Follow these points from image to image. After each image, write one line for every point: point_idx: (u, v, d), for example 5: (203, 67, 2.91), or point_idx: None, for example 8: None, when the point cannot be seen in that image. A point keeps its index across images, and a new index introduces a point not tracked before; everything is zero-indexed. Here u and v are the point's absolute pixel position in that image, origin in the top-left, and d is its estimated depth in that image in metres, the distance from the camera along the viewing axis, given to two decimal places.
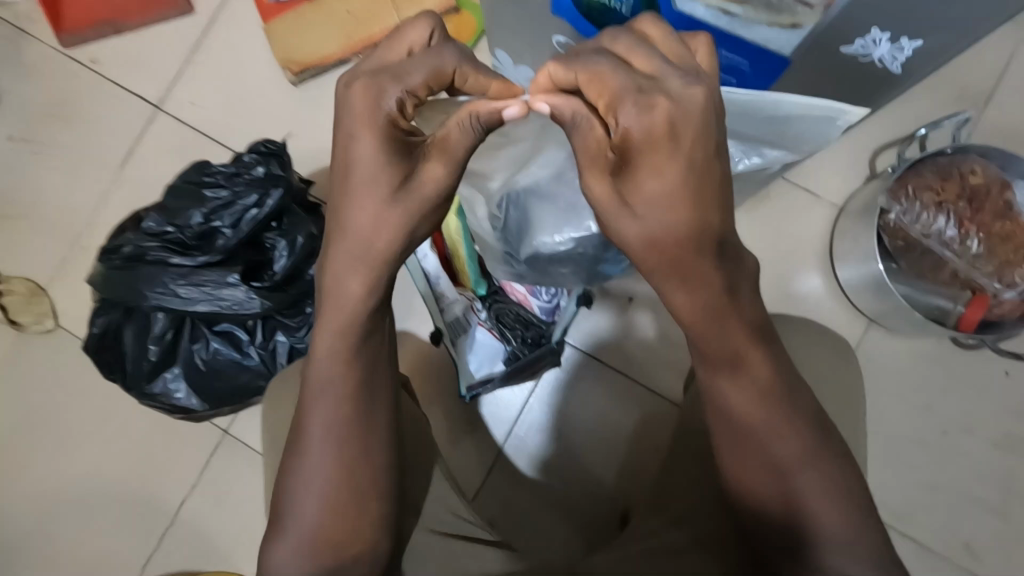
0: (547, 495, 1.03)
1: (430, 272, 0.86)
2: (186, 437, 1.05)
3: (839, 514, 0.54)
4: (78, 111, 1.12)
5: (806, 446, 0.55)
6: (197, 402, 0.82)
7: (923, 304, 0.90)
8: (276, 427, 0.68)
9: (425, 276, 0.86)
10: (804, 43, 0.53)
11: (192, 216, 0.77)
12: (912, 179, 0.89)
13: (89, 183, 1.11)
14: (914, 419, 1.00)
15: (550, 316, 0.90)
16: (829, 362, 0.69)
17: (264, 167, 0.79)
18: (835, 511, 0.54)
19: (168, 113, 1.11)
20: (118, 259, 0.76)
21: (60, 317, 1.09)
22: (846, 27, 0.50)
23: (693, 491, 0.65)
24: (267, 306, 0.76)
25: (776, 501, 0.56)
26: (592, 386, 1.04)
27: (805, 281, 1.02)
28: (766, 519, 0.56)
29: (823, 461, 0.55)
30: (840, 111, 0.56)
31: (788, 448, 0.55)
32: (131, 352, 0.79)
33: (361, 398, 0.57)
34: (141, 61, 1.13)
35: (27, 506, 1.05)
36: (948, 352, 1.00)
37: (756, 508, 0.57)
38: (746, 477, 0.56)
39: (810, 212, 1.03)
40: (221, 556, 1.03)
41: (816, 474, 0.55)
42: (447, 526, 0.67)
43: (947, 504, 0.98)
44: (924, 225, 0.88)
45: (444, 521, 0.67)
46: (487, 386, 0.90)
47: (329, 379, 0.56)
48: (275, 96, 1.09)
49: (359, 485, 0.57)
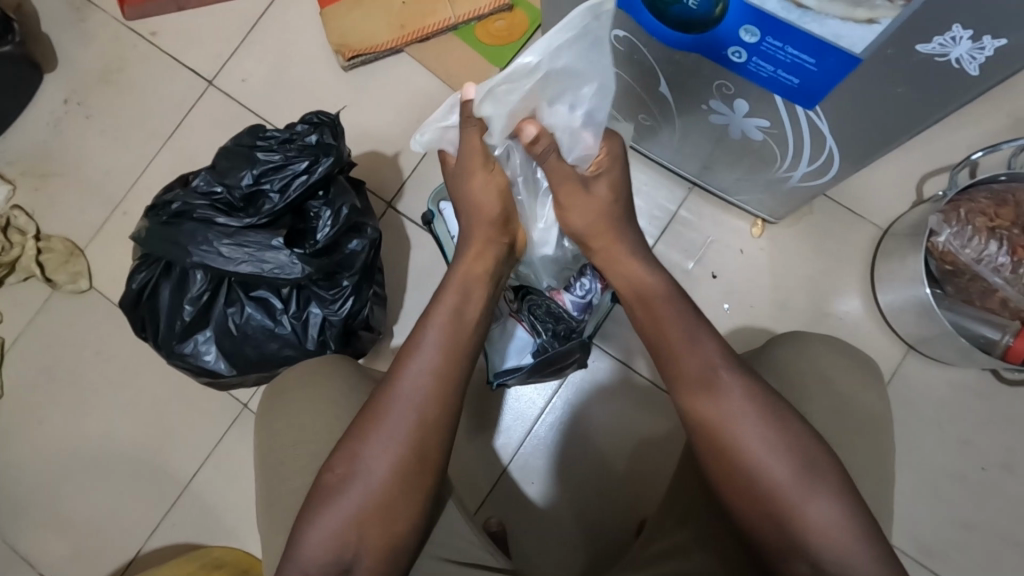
0: (563, 505, 1.00)
1: None
2: (203, 408, 1.05)
3: (846, 531, 0.54)
4: (132, 79, 1.15)
5: (798, 467, 0.56)
6: (225, 366, 0.81)
7: (967, 332, 0.87)
8: (300, 418, 0.67)
9: None
10: (876, 43, 0.52)
11: (242, 176, 0.77)
12: (965, 204, 0.87)
13: (135, 150, 1.13)
14: (948, 453, 0.96)
15: (582, 312, 0.89)
16: (868, 406, 0.66)
17: (317, 136, 0.79)
18: (840, 525, 0.54)
19: (219, 89, 1.13)
20: (165, 215, 0.77)
21: (94, 278, 1.10)
22: (926, 22, 0.49)
23: (707, 514, 0.65)
24: (306, 272, 0.75)
25: (774, 534, 0.56)
26: (619, 398, 1.02)
27: (844, 302, 1.01)
28: (766, 542, 0.56)
29: (829, 489, 0.55)
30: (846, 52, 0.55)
31: (786, 485, 0.56)
32: (166, 309, 0.79)
33: (442, 416, 0.61)
34: (199, 37, 1.15)
35: (40, 461, 1.05)
36: (990, 385, 0.97)
37: (757, 538, 0.57)
38: (744, 501, 0.57)
39: (853, 231, 1.01)
40: (227, 530, 1.02)
41: (826, 502, 0.55)
42: (448, 551, 0.66)
43: (982, 545, 0.94)
44: (975, 251, 0.86)
45: (447, 548, 0.66)
46: (515, 376, 0.89)
47: (416, 392, 0.61)
48: (328, 80, 1.12)
49: (405, 486, 0.58)
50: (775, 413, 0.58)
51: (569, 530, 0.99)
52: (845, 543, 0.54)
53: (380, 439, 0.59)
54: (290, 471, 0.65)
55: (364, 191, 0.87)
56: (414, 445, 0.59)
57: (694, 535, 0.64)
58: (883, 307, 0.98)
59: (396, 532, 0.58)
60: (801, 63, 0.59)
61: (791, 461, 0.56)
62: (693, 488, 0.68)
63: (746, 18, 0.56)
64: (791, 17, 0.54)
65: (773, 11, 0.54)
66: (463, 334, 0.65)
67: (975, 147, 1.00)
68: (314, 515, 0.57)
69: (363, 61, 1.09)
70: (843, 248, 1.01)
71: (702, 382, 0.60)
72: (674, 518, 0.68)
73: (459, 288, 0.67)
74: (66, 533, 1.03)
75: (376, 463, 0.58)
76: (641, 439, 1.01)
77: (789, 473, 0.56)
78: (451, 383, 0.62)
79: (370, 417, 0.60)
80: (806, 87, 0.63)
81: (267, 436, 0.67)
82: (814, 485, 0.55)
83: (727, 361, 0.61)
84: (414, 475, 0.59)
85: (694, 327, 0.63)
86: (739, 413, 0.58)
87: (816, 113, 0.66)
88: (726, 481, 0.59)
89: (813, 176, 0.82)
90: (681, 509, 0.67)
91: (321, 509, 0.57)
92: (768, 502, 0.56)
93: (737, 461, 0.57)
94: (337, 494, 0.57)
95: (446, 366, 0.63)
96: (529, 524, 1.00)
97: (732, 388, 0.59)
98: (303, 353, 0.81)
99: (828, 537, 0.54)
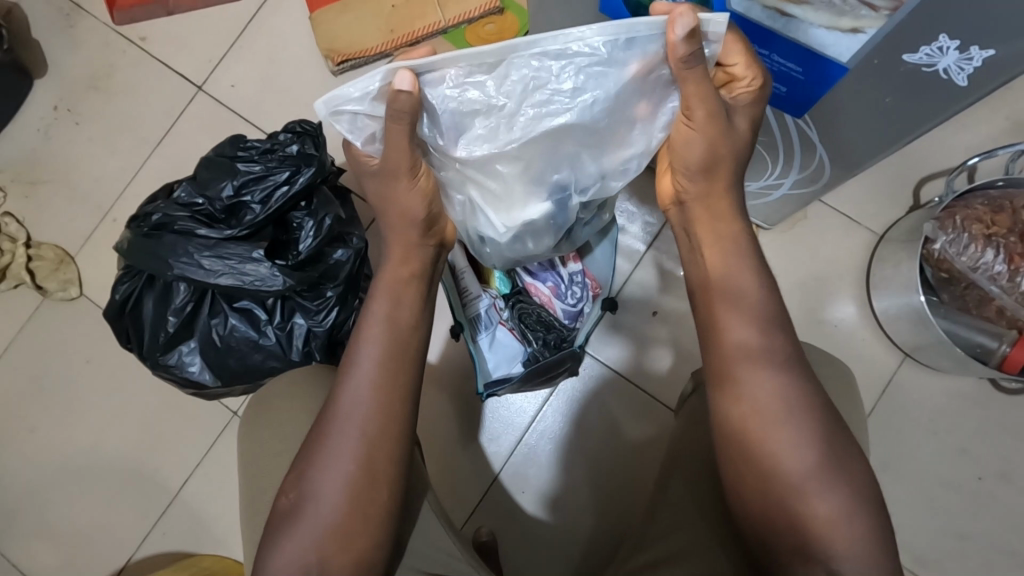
0: (554, 511, 0.99)
1: (457, 265, 0.86)
2: (193, 416, 1.05)
3: (854, 532, 0.52)
4: (122, 85, 1.15)
5: (813, 464, 0.53)
6: (210, 377, 0.81)
7: (962, 341, 0.85)
8: (276, 433, 0.66)
9: (452, 269, 0.86)
10: (863, 52, 0.51)
11: (223, 188, 0.76)
12: (961, 210, 0.85)
13: (124, 156, 1.13)
14: (944, 463, 0.95)
15: (573, 321, 0.89)
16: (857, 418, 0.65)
17: (298, 146, 0.79)
18: (850, 527, 0.52)
19: (208, 94, 1.12)
20: (146, 227, 0.76)
21: (84, 285, 1.10)
22: (912, 33, 0.48)
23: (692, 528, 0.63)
24: (288, 285, 0.75)
25: (785, 537, 0.53)
26: (611, 403, 1.01)
27: (839, 308, 0.99)
28: (775, 546, 0.54)
29: (843, 485, 0.53)
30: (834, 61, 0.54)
31: (801, 480, 0.53)
32: (149, 321, 0.78)
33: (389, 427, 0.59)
34: (189, 43, 1.15)
35: (31, 469, 1.05)
36: (988, 393, 0.95)
37: (761, 542, 0.55)
38: (755, 501, 0.55)
39: (848, 236, 1.00)
40: (218, 538, 1.02)
41: (837, 502, 0.52)
42: (428, 564, 0.65)
43: (977, 555, 0.92)
44: (970, 259, 0.85)
45: (427, 559, 0.65)
46: (504, 387, 0.87)
47: (355, 407, 0.58)
48: (317, 84, 1.11)
49: (362, 503, 0.56)
50: (801, 410, 0.55)
51: (559, 537, 0.98)
52: (855, 546, 0.51)
53: (329, 458, 0.57)
54: (268, 486, 0.64)
55: (349, 200, 0.86)
56: (366, 460, 0.57)
57: (677, 547, 0.62)
58: (878, 313, 0.96)
59: (358, 550, 0.56)
60: (788, 71, 0.58)
61: (808, 457, 0.53)
62: (679, 499, 0.66)
63: (731, 26, 0.55)
64: (776, 25, 0.53)
65: (758, 19, 0.53)
66: (400, 341, 0.61)
67: (973, 151, 0.98)
68: (274, 540, 0.56)
69: (352, 66, 1.08)
70: (838, 254, 1.00)
71: (724, 376, 0.57)
72: (657, 531, 0.66)
73: (389, 294, 0.63)
74: (57, 541, 1.03)
75: (327, 483, 0.56)
76: (632, 445, 1.00)
77: (805, 468, 0.53)
78: (395, 391, 0.60)
79: (318, 437, 0.58)
80: (794, 97, 0.61)
81: (246, 450, 0.67)
82: (828, 482, 0.53)
83: (755, 356, 0.56)
84: (367, 491, 0.57)
85: (739, 307, 0.58)
86: (766, 407, 0.55)
87: (805, 122, 0.65)
88: (742, 474, 0.56)
89: (804, 182, 0.80)
90: (663, 521, 0.66)
91: (280, 533, 0.56)
92: (784, 500, 0.54)
93: (757, 457, 0.55)
94: (295, 517, 0.56)
95: (387, 375, 0.60)
96: (520, 531, 0.99)
97: (756, 383, 0.56)
98: (288, 364, 0.80)
99: (840, 535, 0.52)
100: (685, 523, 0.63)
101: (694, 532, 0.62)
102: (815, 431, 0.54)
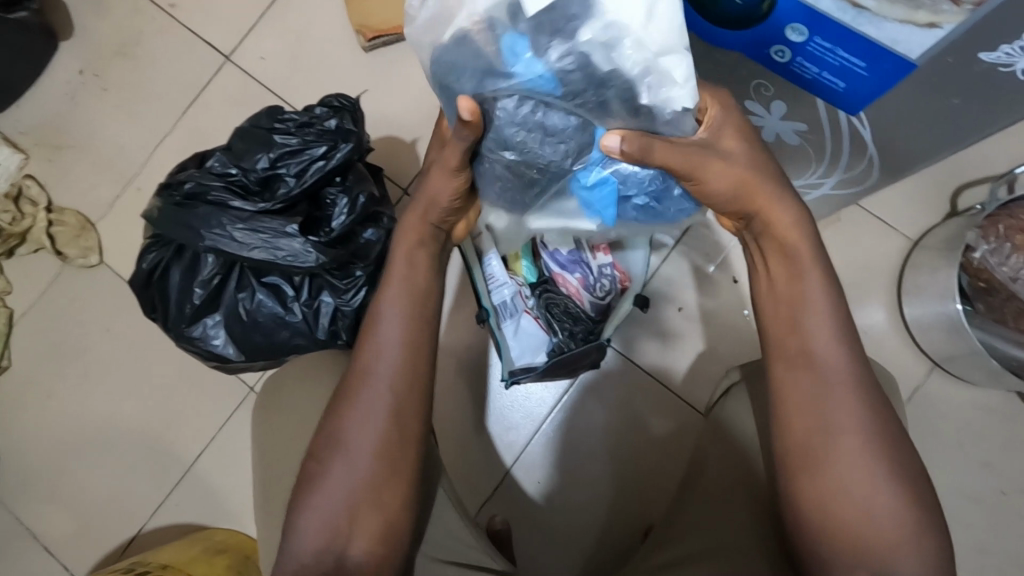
0: (568, 502, 0.99)
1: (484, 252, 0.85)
2: (210, 390, 1.04)
3: (889, 505, 0.52)
4: (148, 51, 1.13)
5: (851, 436, 0.53)
6: (234, 351, 0.80)
7: (998, 353, 0.85)
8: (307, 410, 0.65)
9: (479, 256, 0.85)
10: (937, 48, 0.49)
11: (258, 159, 0.75)
12: (1004, 219, 0.84)
13: (149, 124, 1.11)
14: (968, 474, 0.94)
15: (600, 314, 0.88)
16: None
17: (336, 121, 0.78)
18: (886, 501, 0.52)
19: (236, 65, 1.11)
20: (178, 196, 0.75)
21: (105, 252, 1.09)
22: (997, 30, 0.46)
23: (724, 529, 0.61)
24: (320, 262, 0.74)
25: (825, 516, 0.53)
26: (633, 397, 1.00)
27: (869, 313, 0.98)
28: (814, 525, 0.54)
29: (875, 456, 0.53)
30: (904, 54, 0.51)
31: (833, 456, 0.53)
32: (176, 291, 0.77)
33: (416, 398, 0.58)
34: (217, 11, 1.13)
35: (46, 435, 1.05)
36: (1016, 407, 0.94)
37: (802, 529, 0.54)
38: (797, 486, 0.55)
39: (883, 241, 0.98)
40: (230, 512, 1.02)
41: (872, 473, 0.52)
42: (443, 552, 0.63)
43: (997, 568, 0.92)
44: (1011, 269, 0.83)
45: (441, 547, 0.63)
46: (527, 375, 0.86)
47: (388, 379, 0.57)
48: (346, 61, 1.09)
49: (391, 476, 0.56)
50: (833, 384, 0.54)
51: (573, 529, 0.98)
52: (887, 518, 0.52)
53: (361, 428, 0.56)
54: (292, 463, 0.63)
55: (382, 179, 0.85)
56: (401, 429, 0.57)
57: (708, 545, 0.61)
58: (909, 320, 0.94)
59: (383, 526, 0.55)
60: (849, 67, 0.56)
61: (844, 430, 0.53)
62: (709, 497, 0.65)
63: (796, 16, 0.53)
64: (845, 17, 0.50)
65: (826, 10, 0.51)
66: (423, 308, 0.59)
67: (1015, 160, 0.97)
68: (298, 514, 0.55)
69: (384, 42, 1.06)
70: (870, 258, 0.98)
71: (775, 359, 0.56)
72: (683, 528, 0.65)
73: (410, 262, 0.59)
74: (70, 508, 1.03)
75: (356, 453, 0.55)
76: (652, 440, 0.99)
77: (840, 442, 0.53)
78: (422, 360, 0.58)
79: (345, 407, 0.56)
80: (852, 92, 0.59)
81: (270, 424, 0.66)
82: (860, 453, 0.53)
83: (783, 337, 0.56)
84: (391, 459, 0.56)
85: (764, 287, 0.56)
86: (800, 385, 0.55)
87: (860, 120, 0.63)
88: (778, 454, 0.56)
89: (850, 181, 0.79)
90: (691, 517, 0.65)
91: (308, 507, 0.55)
92: (825, 481, 0.53)
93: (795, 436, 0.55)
94: (320, 490, 0.55)
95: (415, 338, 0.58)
96: (534, 519, 0.99)
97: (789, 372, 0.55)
98: (313, 342, 0.80)
99: (874, 506, 0.52)
100: (710, 524, 0.62)
101: (727, 534, 0.60)
102: (849, 404, 0.54)
